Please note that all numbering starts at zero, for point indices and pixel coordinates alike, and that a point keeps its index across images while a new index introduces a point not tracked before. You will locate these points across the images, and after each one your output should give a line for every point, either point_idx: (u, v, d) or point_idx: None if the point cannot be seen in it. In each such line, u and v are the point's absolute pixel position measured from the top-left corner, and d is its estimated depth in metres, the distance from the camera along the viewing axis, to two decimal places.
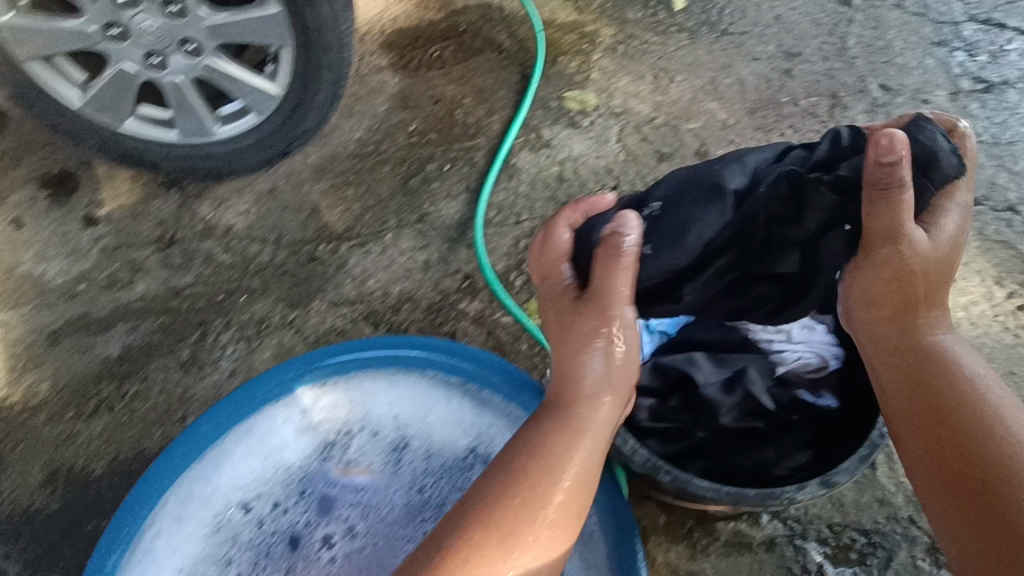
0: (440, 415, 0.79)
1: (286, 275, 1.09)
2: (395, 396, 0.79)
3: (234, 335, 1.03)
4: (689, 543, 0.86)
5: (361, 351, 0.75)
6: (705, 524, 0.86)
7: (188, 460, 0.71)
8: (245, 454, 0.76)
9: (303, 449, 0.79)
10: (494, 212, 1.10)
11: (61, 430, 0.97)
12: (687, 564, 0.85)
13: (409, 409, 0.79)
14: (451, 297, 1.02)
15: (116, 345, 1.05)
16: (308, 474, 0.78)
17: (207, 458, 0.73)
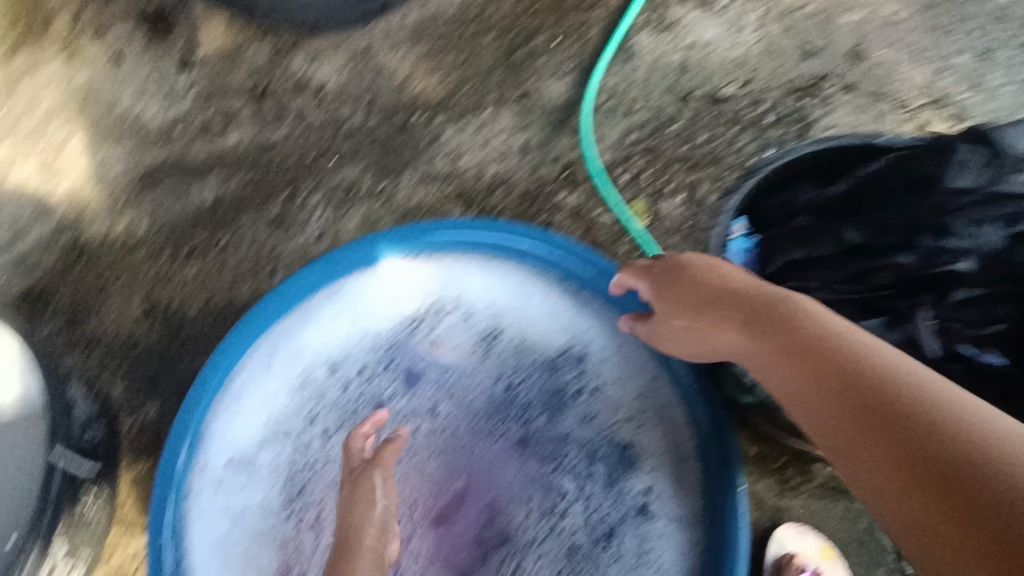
0: (542, 304, 0.76)
1: (377, 142, 1.03)
2: (497, 279, 0.76)
3: (321, 200, 1.01)
4: (779, 479, 0.87)
5: (459, 232, 0.73)
6: (802, 464, 0.87)
7: (276, 313, 0.70)
8: (335, 314, 0.74)
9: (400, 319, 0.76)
10: (603, 98, 1.00)
11: (158, 269, 1.02)
12: (775, 500, 0.87)
13: (512, 295, 0.76)
14: (548, 187, 0.96)
15: (209, 194, 1.05)
16: (401, 345, 0.75)
17: (293, 314, 0.72)
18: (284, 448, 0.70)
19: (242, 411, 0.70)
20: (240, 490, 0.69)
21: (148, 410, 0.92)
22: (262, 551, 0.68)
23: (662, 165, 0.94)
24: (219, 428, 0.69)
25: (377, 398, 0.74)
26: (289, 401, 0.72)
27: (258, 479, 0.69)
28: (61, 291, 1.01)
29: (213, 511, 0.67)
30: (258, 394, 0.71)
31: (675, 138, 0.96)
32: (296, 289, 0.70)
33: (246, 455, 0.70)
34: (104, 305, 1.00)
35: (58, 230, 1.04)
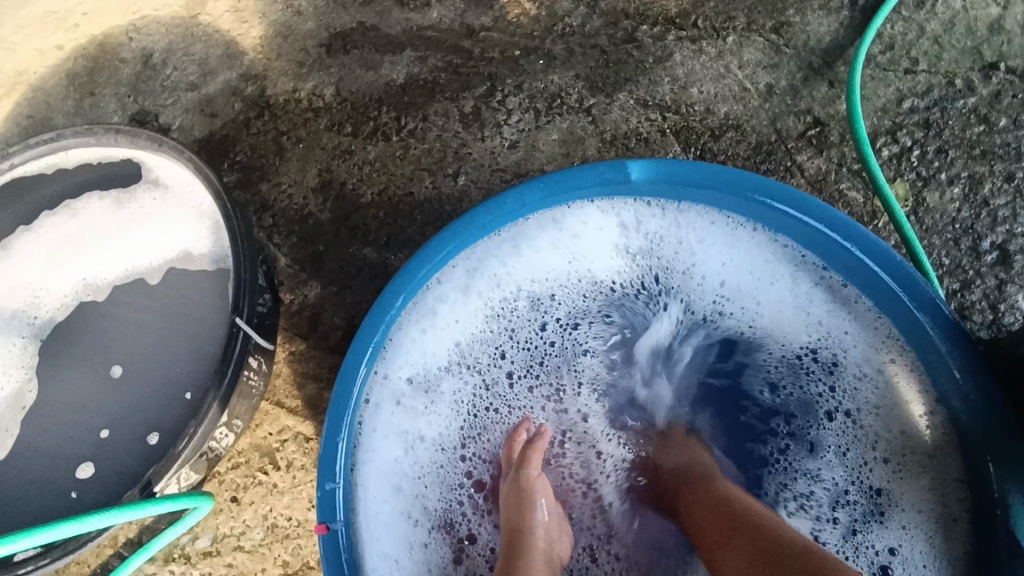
0: (773, 292, 0.72)
1: (595, 50, 0.90)
2: (731, 254, 0.72)
3: (523, 103, 0.91)
4: None
5: (709, 181, 0.67)
6: None
7: (489, 228, 0.69)
8: (548, 249, 0.72)
9: (617, 272, 0.73)
10: (881, 48, 0.82)
11: (338, 142, 0.94)
12: None
13: (744, 276, 0.72)
14: (789, 143, 0.82)
15: (401, 72, 0.95)
16: (616, 301, 0.73)
17: (505, 233, 0.71)
18: (471, 377, 0.70)
19: (439, 328, 0.71)
20: (421, 410, 0.69)
21: (309, 291, 0.87)
22: (437, 473, 0.68)
23: (940, 146, 0.78)
24: (415, 337, 0.70)
25: (575, 351, 0.72)
26: (488, 330, 0.71)
27: (442, 403, 0.69)
28: (241, 143, 0.96)
29: (393, 417, 0.68)
30: (456, 310, 0.71)
31: (962, 115, 0.79)
32: (525, 201, 0.67)
33: (432, 375, 0.70)
34: (281, 169, 0.94)
35: (241, 79, 0.98)
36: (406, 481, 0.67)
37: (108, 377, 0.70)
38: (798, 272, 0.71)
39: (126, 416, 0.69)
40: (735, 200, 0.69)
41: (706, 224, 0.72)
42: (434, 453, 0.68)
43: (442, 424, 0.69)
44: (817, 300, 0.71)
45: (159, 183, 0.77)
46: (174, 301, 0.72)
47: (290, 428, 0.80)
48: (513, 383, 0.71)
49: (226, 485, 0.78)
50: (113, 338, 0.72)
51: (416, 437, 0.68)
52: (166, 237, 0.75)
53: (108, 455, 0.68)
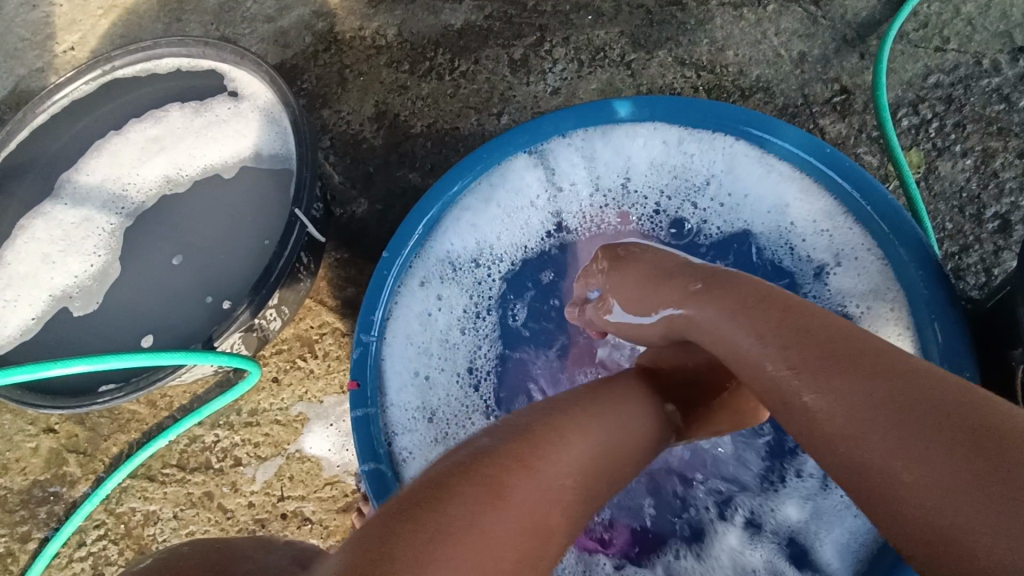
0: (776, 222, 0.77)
1: (642, 9, 0.96)
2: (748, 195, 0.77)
3: (568, 54, 0.98)
4: None
5: (734, 120, 0.73)
6: None
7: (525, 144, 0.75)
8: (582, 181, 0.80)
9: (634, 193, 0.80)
10: (915, 25, 0.86)
11: (395, 78, 1.03)
12: None
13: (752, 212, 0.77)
14: (814, 107, 0.87)
15: (459, 18, 1.03)
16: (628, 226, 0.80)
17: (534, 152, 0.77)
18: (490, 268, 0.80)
19: (469, 225, 0.79)
20: (443, 292, 0.78)
21: (359, 206, 0.96)
22: (459, 363, 0.78)
23: (958, 119, 0.82)
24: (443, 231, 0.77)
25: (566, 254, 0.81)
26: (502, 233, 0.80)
27: (461, 294, 0.79)
28: (308, 72, 1.05)
29: (417, 316, 0.77)
30: (479, 216, 0.79)
31: (985, 93, 0.83)
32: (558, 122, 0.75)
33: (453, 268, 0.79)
34: (341, 98, 1.03)
35: (314, 15, 1.06)
36: (426, 352, 0.77)
37: (175, 261, 0.82)
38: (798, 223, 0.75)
39: (186, 292, 0.81)
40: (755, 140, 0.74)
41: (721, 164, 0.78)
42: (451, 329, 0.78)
43: (458, 304, 0.79)
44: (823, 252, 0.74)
45: (236, 95, 0.86)
46: (237, 198, 0.83)
47: (330, 323, 0.90)
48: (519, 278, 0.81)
49: (270, 366, 0.89)
50: (184, 227, 0.83)
51: (437, 321, 0.78)
52: (237, 143, 0.85)
53: (170, 321, 0.79)
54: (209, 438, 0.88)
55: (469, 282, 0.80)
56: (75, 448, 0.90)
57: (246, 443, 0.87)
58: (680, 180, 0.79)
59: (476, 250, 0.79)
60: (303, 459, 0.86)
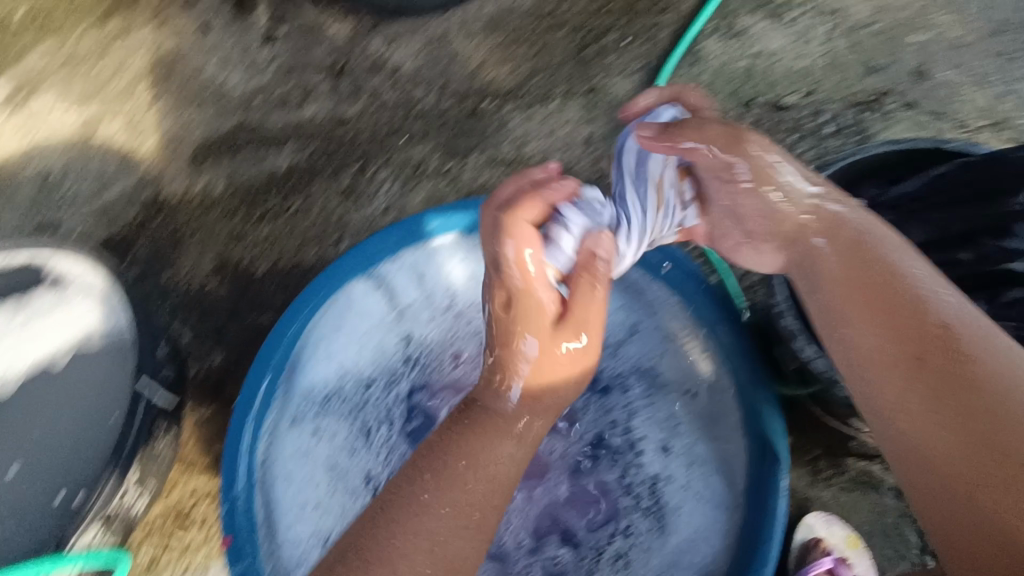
0: None
1: (447, 124, 1.08)
2: None
3: (391, 174, 1.06)
4: (811, 469, 0.84)
5: None
6: (834, 457, 0.84)
7: (361, 268, 0.78)
8: (420, 288, 0.84)
9: (466, 290, 0.86)
10: (669, 98, 1.04)
11: (231, 228, 1.05)
12: (803, 488, 0.84)
13: None
14: (609, 178, 1.00)
15: (284, 160, 1.09)
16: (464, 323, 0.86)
17: (373, 272, 0.80)
18: (351, 391, 0.82)
19: (325, 354, 0.79)
20: (311, 424, 0.79)
21: (214, 358, 0.96)
22: (349, 489, 0.79)
23: None
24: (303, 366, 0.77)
25: (417, 362, 0.85)
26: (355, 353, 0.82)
27: (327, 421, 0.80)
28: (140, 241, 1.05)
29: (289, 453, 0.77)
30: (334, 345, 0.80)
31: None
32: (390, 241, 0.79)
33: (316, 398, 0.79)
34: (178, 258, 1.04)
35: (138, 185, 1.08)
36: (305, 490, 0.77)
37: (7, 476, 0.77)
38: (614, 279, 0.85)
39: (30, 501, 0.77)
40: None
41: None
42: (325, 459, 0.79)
43: (327, 433, 0.80)
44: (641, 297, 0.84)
45: (58, 282, 0.82)
46: (76, 385, 0.81)
47: (202, 489, 0.87)
48: (379, 394, 0.83)
49: (143, 550, 0.84)
50: (16, 431, 0.79)
51: (308, 454, 0.78)
52: (67, 330, 0.82)
53: (13, 540, 0.75)
54: None
55: (334, 408, 0.81)
56: None
57: None
58: None
59: (335, 377, 0.80)
60: None
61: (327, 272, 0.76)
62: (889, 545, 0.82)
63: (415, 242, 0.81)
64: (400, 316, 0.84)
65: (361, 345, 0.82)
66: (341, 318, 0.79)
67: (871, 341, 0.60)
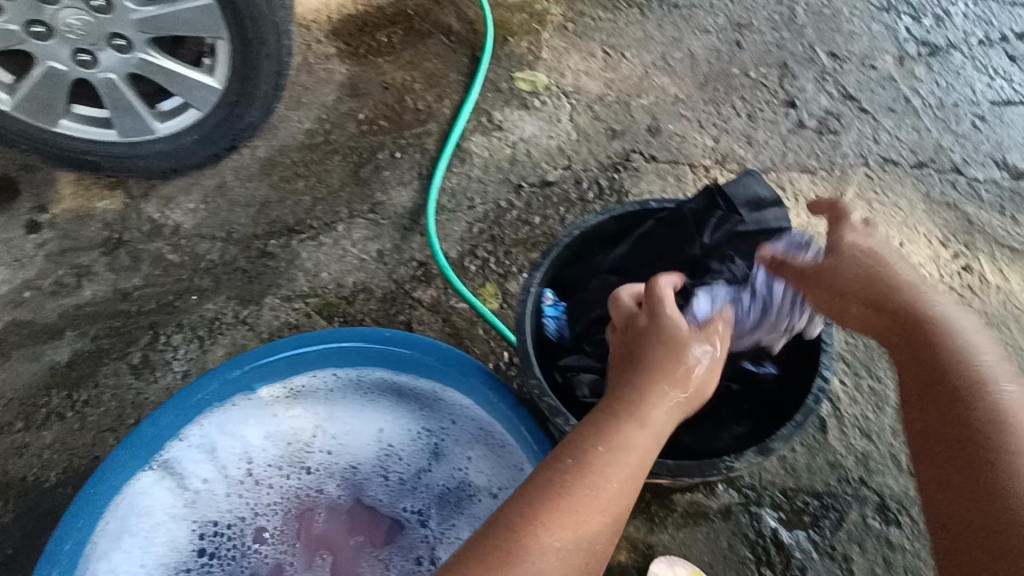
0: (384, 414, 0.84)
1: (237, 272, 1.06)
2: (357, 404, 0.84)
3: (186, 336, 1.02)
4: (647, 515, 0.84)
5: (298, 350, 0.77)
6: (662, 497, 0.84)
7: (124, 471, 0.72)
8: (209, 465, 0.80)
9: (260, 452, 0.82)
10: (447, 198, 1.08)
11: (12, 441, 0.95)
12: (644, 537, 0.83)
13: (364, 416, 0.84)
14: (406, 286, 1.01)
15: (65, 351, 1.01)
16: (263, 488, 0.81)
17: (145, 469, 0.75)
18: None
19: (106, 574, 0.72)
20: None
21: None
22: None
23: (506, 250, 1.03)
24: None
25: (218, 543, 0.79)
26: (147, 558, 0.76)
27: None
28: None
29: None
30: (116, 558, 0.73)
31: (513, 223, 1.05)
32: (152, 432, 0.73)
33: None
34: None
35: None
36: None
37: None
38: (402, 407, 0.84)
39: None
40: (331, 358, 0.79)
41: (320, 388, 0.82)
42: None
43: None
44: (430, 412, 0.82)
45: None
46: None
47: None
48: None
49: None
50: None
51: None
52: None
53: None
54: None
55: None
56: None
57: None
58: (297, 421, 0.83)
59: None
60: None
61: (85, 492, 0.69)
62: (731, 566, 0.82)
63: (183, 426, 0.76)
64: (192, 503, 0.79)
65: (151, 547, 0.76)
66: (114, 530, 0.73)
67: (886, 325, 0.63)
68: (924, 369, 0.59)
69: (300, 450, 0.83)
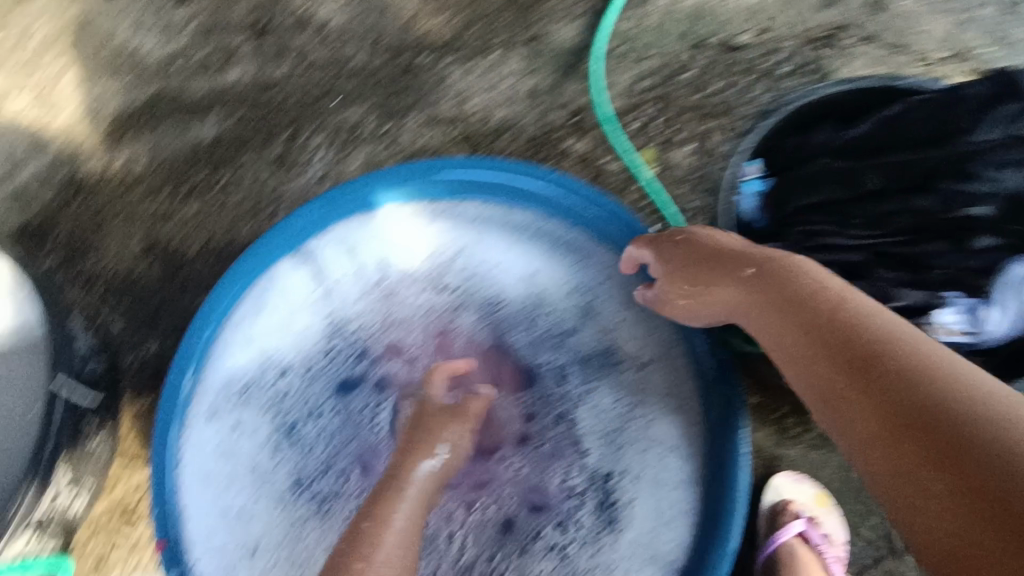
0: (535, 259, 0.80)
1: (381, 83, 1.00)
2: (512, 242, 0.80)
3: (325, 140, 0.99)
4: (779, 428, 0.88)
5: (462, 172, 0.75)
6: (802, 414, 0.88)
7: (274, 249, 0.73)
8: (350, 265, 0.78)
9: (400, 266, 0.80)
10: (616, 43, 0.96)
11: (156, 208, 0.99)
12: (772, 447, 0.88)
13: (513, 256, 0.80)
14: (555, 134, 0.95)
15: (209, 131, 1.01)
16: (398, 304, 0.80)
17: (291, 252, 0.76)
18: (276, 379, 0.76)
19: (247, 341, 0.76)
20: (237, 416, 0.75)
21: (149, 346, 0.91)
22: (274, 490, 0.75)
23: (674, 115, 0.93)
24: (224, 355, 0.74)
25: (347, 343, 0.78)
26: (281, 338, 0.77)
27: (255, 410, 0.76)
28: (60, 225, 0.99)
29: (214, 449, 0.74)
30: (255, 330, 0.76)
31: (687, 86, 0.94)
32: (304, 218, 0.73)
33: (241, 388, 0.75)
34: (103, 243, 0.97)
35: (53, 165, 1.00)
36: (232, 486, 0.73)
37: None
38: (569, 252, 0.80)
39: None
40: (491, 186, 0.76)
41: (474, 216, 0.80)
42: (253, 455, 0.75)
43: (256, 423, 0.76)
44: (582, 272, 0.80)
45: None
46: None
47: (144, 482, 0.83)
48: (306, 383, 0.77)
49: (89, 548, 0.81)
50: None
51: (231, 451, 0.74)
52: None
53: None
54: None
55: (260, 398, 0.76)
56: None
57: None
58: (447, 245, 0.80)
59: (260, 364, 0.76)
60: None
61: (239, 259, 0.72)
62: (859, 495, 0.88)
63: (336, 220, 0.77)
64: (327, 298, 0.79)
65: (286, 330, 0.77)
66: (257, 302, 0.75)
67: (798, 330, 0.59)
68: (833, 380, 0.55)
69: (439, 274, 0.80)
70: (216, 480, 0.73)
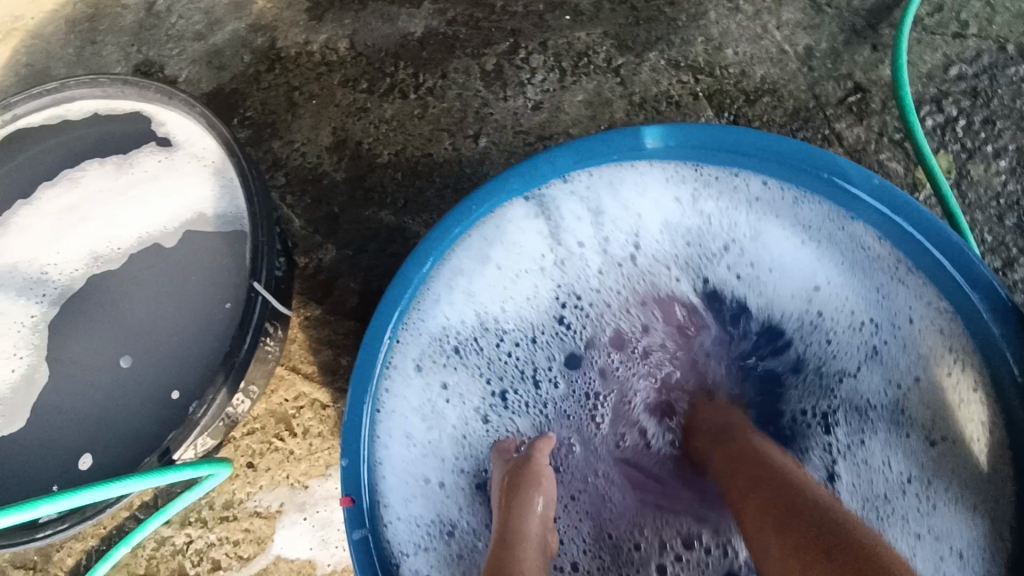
0: (807, 269, 0.72)
1: (624, 6, 0.86)
2: (788, 246, 0.72)
3: (548, 62, 0.87)
4: None
5: (753, 143, 0.67)
6: None
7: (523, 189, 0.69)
8: (597, 230, 0.74)
9: (649, 242, 0.74)
10: (928, 10, 0.77)
11: (353, 99, 0.90)
12: None
13: (784, 259, 0.72)
14: (828, 110, 0.79)
15: (420, 25, 0.91)
16: (641, 283, 0.74)
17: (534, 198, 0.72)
18: (493, 337, 0.72)
19: (470, 292, 0.72)
20: (448, 368, 0.71)
21: (328, 251, 0.85)
22: (476, 458, 0.70)
23: (985, 117, 0.75)
24: (443, 297, 0.71)
25: (574, 316, 0.73)
26: (508, 295, 0.73)
27: (464, 365, 0.72)
28: (251, 97, 0.90)
29: (413, 399, 0.69)
30: (477, 282, 0.72)
31: (1011, 84, 0.76)
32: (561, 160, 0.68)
33: (454, 338, 0.71)
34: (294, 124, 0.90)
35: (252, 30, 0.92)
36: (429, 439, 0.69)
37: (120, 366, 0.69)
38: (838, 256, 0.71)
39: (138, 394, 0.68)
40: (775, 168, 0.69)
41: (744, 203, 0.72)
42: (457, 413, 0.70)
43: (464, 380, 0.71)
44: (873, 299, 0.70)
45: (167, 143, 0.74)
46: (187, 269, 0.71)
47: (306, 394, 0.79)
48: (526, 349, 0.73)
49: (241, 449, 0.78)
50: (125, 314, 0.70)
51: (432, 403, 0.70)
52: (180, 204, 0.72)
53: (120, 438, 0.67)
54: (179, 539, 0.77)
55: (473, 354, 0.72)
56: (21, 564, 0.77)
57: (224, 542, 0.77)
58: (707, 230, 0.74)
59: (478, 321, 0.72)
60: (291, 556, 0.76)
61: (483, 188, 0.67)
62: None
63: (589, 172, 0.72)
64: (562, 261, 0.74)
65: (514, 286, 0.73)
66: (488, 247, 0.72)
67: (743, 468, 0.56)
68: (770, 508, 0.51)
69: (694, 259, 0.74)
70: (415, 428, 0.69)
